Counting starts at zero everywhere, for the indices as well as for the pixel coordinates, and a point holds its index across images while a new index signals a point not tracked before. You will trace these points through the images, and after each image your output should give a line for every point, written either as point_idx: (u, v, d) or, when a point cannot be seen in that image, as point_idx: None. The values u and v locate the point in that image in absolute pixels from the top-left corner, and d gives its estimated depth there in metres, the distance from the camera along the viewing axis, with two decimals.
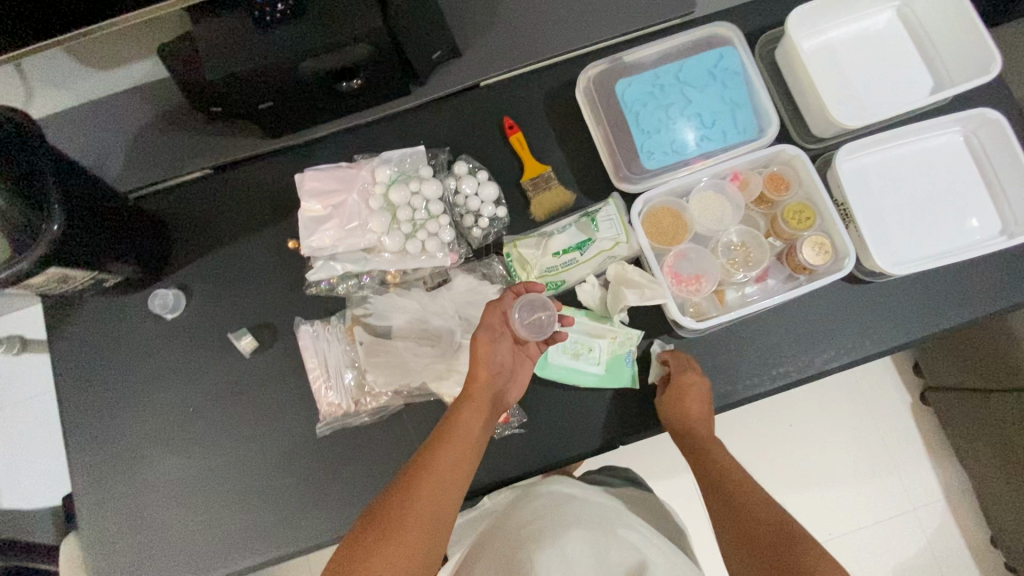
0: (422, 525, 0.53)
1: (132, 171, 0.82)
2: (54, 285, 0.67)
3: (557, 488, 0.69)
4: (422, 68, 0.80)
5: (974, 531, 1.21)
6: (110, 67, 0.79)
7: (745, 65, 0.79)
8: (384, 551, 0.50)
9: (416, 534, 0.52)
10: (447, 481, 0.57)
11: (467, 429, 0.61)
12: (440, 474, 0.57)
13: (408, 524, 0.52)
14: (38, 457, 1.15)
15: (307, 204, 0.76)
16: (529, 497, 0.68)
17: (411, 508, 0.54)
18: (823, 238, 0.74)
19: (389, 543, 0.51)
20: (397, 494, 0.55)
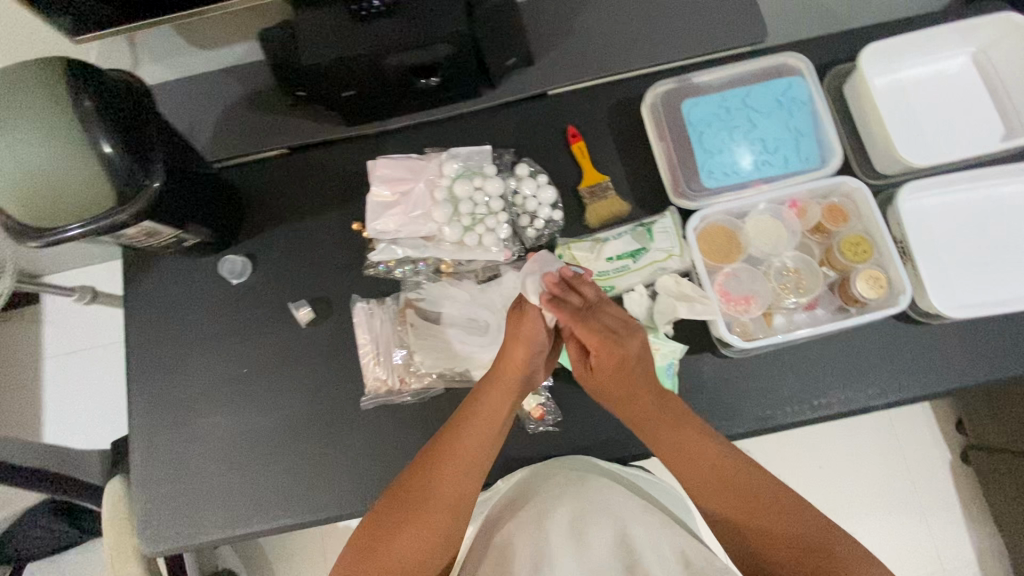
0: (439, 511, 0.63)
1: (218, 143, 0.88)
2: (143, 239, 0.73)
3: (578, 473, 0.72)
4: (496, 71, 0.84)
5: None
6: (211, 46, 0.86)
7: (813, 95, 0.80)
8: (408, 531, 0.62)
9: (435, 518, 0.63)
10: (464, 468, 0.66)
11: (494, 411, 0.68)
12: (459, 461, 0.66)
13: (429, 510, 0.63)
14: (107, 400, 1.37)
15: (377, 189, 0.80)
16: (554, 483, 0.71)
17: (430, 494, 0.64)
18: (878, 272, 0.74)
19: (412, 524, 0.62)
20: (422, 478, 0.64)
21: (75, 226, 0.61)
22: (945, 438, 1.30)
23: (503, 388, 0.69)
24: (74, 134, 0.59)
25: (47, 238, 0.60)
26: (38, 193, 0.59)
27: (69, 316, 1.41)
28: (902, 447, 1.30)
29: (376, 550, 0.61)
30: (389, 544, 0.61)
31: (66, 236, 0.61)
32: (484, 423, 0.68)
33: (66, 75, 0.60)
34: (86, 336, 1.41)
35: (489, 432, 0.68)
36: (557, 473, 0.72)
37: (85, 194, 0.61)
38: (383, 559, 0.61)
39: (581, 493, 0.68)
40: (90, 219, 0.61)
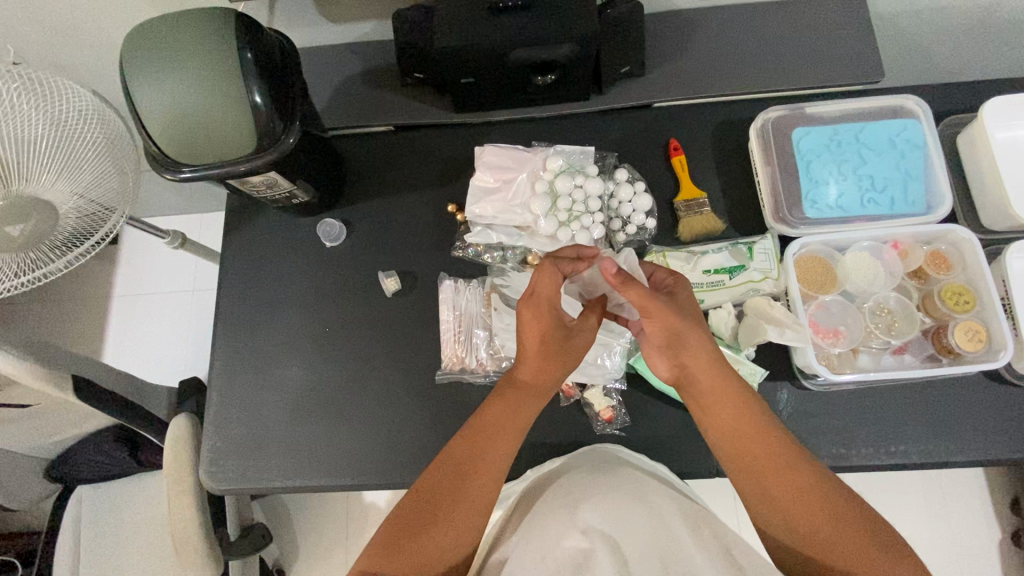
0: (471, 511, 0.61)
1: (331, 111, 0.92)
2: (261, 189, 0.77)
3: (615, 470, 0.68)
4: (610, 78, 0.86)
5: None
6: (342, 21, 0.90)
7: (928, 141, 0.80)
8: (438, 531, 0.59)
9: (467, 519, 0.60)
10: (492, 472, 0.63)
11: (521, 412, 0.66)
12: (487, 466, 0.63)
13: (459, 512, 0.60)
14: (169, 340, 1.43)
15: (480, 174, 0.83)
16: (587, 481, 0.65)
17: (460, 496, 0.61)
18: (978, 325, 0.73)
19: (441, 526, 0.59)
20: (449, 481, 0.62)
21: (188, 168, 0.65)
22: (1000, 515, 1.25)
23: (534, 387, 0.67)
24: (234, 83, 0.64)
25: (183, 174, 0.64)
26: (191, 130, 0.64)
27: (149, 257, 1.49)
28: (954, 519, 1.25)
29: (405, 546, 0.58)
30: (416, 541, 0.58)
31: (182, 178, 0.64)
32: (511, 421, 0.65)
33: (235, 30, 0.65)
34: (161, 278, 1.48)
35: (512, 437, 0.65)
36: (590, 464, 0.71)
37: (221, 141, 0.65)
38: (409, 556, 0.57)
39: (622, 489, 0.62)
40: (210, 165, 0.64)
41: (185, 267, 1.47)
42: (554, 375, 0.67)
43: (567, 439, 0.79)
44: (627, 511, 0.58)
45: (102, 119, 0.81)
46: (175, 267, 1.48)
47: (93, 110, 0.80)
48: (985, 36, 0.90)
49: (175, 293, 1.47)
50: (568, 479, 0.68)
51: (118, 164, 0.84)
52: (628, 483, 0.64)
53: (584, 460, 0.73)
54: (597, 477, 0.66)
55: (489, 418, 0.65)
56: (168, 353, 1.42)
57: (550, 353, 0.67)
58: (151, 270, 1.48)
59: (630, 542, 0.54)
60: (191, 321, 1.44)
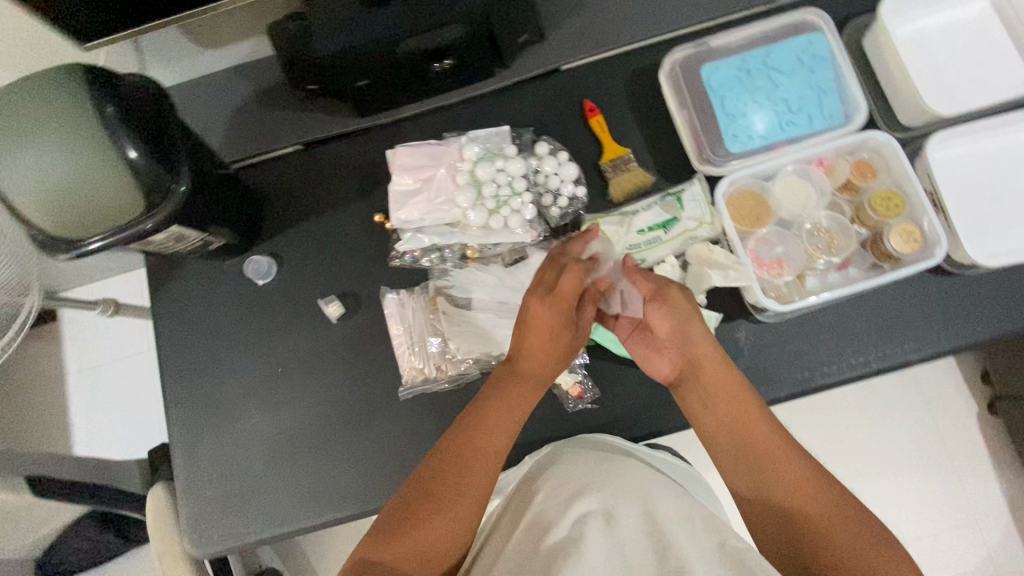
0: (470, 498, 0.59)
1: (232, 144, 0.87)
2: (172, 244, 0.73)
3: (609, 457, 0.69)
4: (509, 50, 0.82)
5: None
6: (217, 45, 0.84)
7: (835, 51, 0.78)
8: (435, 518, 0.57)
9: (465, 505, 0.59)
10: (490, 456, 0.62)
11: (518, 399, 0.65)
12: (482, 451, 0.62)
13: (456, 501, 0.59)
14: (136, 407, 1.38)
15: (398, 178, 0.80)
16: (580, 469, 0.66)
17: (459, 486, 0.59)
18: (912, 226, 0.73)
19: (438, 513, 0.58)
20: (445, 467, 0.60)
21: (95, 241, 0.59)
22: (973, 390, 1.31)
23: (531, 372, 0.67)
24: (106, 141, 0.59)
25: (87, 247, 0.58)
26: (70, 201, 0.59)
27: (89, 328, 1.42)
28: (933, 405, 1.31)
29: (404, 535, 0.56)
30: (415, 531, 0.57)
31: (87, 251, 0.59)
32: (512, 402, 0.65)
33: (89, 83, 0.60)
34: (109, 347, 1.41)
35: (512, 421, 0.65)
36: (580, 451, 0.71)
37: (105, 206, 0.60)
38: (407, 543, 0.56)
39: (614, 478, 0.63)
40: (109, 231, 0.60)
41: (130, 329, 1.41)
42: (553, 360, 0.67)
43: (543, 424, 0.79)
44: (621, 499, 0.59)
45: None
46: (120, 331, 1.41)
47: None
48: None
49: (128, 358, 1.41)
50: (560, 467, 0.68)
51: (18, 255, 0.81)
52: (624, 472, 0.65)
53: (578, 450, 0.72)
54: (595, 464, 0.66)
55: (490, 402, 0.65)
56: (139, 419, 1.38)
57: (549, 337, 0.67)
58: (95, 341, 1.41)
59: (623, 526, 0.55)
60: (152, 382, 1.39)
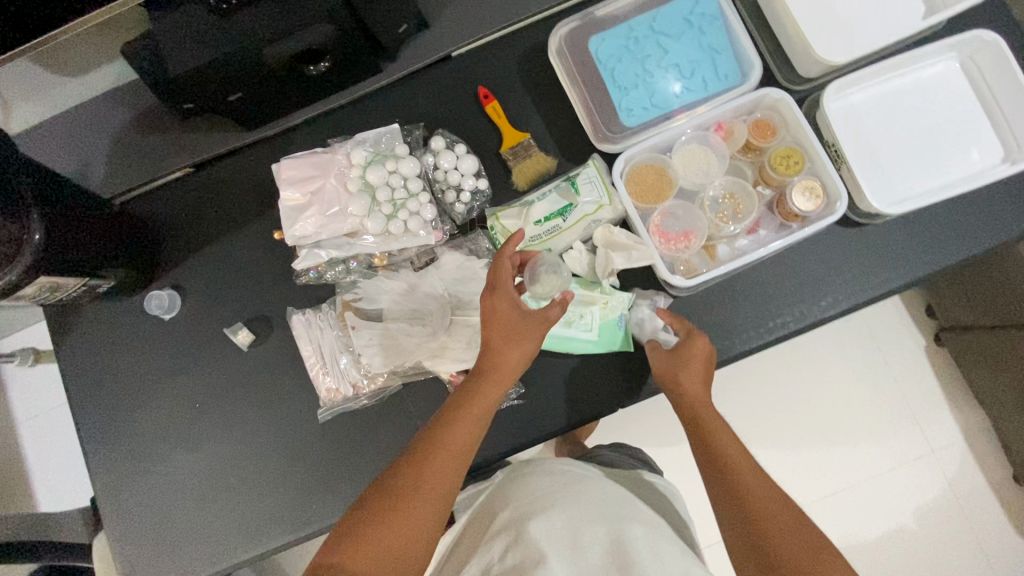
0: (430, 501, 0.56)
1: (115, 175, 0.82)
2: (48, 294, 0.68)
3: (582, 475, 0.69)
4: (391, 44, 0.78)
5: (984, 456, 1.28)
6: (79, 72, 0.79)
7: (724, 8, 0.75)
8: (394, 518, 0.54)
9: (424, 505, 0.55)
10: (459, 453, 0.59)
11: (484, 400, 0.62)
12: (445, 451, 0.58)
13: (416, 500, 0.55)
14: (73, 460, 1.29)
15: (286, 193, 0.76)
16: (554, 485, 0.66)
17: (418, 484, 0.56)
18: (813, 182, 0.72)
19: (395, 514, 0.54)
20: (407, 469, 0.57)
21: None
22: (919, 325, 1.33)
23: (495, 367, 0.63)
24: None
25: None
26: None
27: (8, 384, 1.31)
28: (883, 345, 1.33)
29: (361, 539, 0.53)
30: (371, 532, 0.54)
31: None
32: (477, 398, 0.62)
33: None
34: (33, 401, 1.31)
35: (481, 420, 0.61)
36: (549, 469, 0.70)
37: None
38: (365, 547, 0.53)
39: (587, 500, 0.64)
40: None
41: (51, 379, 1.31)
42: (516, 353, 0.64)
43: None
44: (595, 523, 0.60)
45: None
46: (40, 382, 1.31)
47: None
48: None
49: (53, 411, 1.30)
50: (532, 479, 0.68)
51: None
52: (597, 489, 0.66)
53: (536, 466, 0.71)
54: (568, 480, 0.68)
55: (456, 402, 0.62)
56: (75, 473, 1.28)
57: (509, 329, 0.64)
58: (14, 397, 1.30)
59: (592, 554, 0.57)
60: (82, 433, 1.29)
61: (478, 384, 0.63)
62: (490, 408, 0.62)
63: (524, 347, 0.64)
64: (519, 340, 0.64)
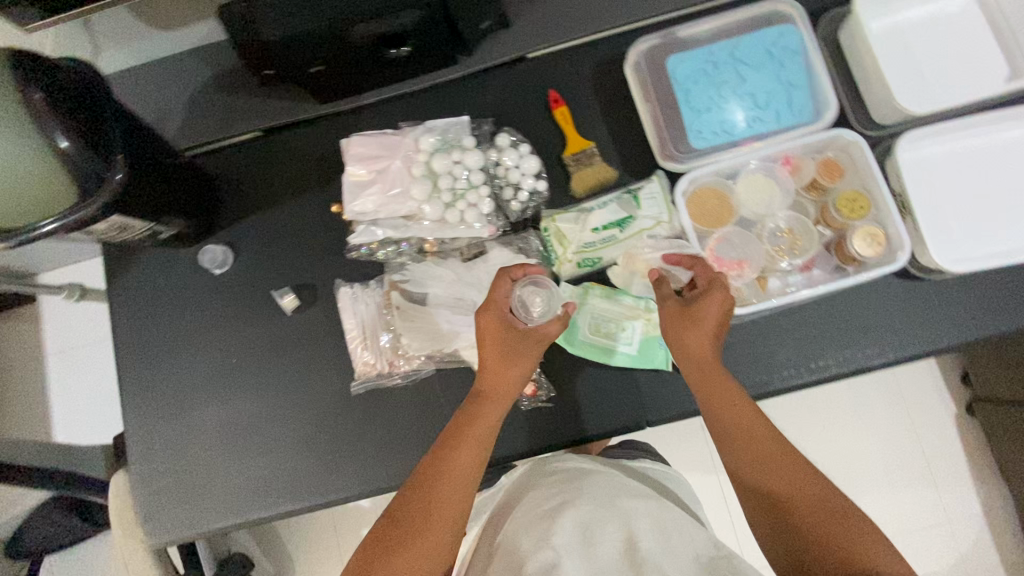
0: (442, 522, 0.58)
1: (188, 129, 0.85)
2: (115, 233, 0.70)
3: (592, 470, 0.71)
4: (471, 38, 0.80)
5: (1004, 536, 1.24)
6: (171, 28, 0.82)
7: (806, 43, 0.76)
8: (409, 550, 0.56)
9: (439, 533, 0.57)
10: (467, 471, 0.61)
11: (485, 418, 0.64)
12: (451, 471, 0.60)
13: (429, 531, 0.57)
14: (95, 397, 1.34)
15: (352, 168, 0.77)
16: (564, 483, 0.67)
17: (428, 507, 0.58)
18: (877, 229, 0.71)
19: (409, 545, 0.56)
20: (414, 496, 0.59)
21: (47, 223, 0.59)
22: (952, 391, 1.30)
23: (494, 389, 0.65)
24: (31, 132, 0.57)
25: (41, 228, 0.58)
26: (7, 190, 0.58)
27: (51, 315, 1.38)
28: (911, 406, 1.30)
29: (377, 567, 0.56)
30: (388, 563, 0.56)
31: (38, 234, 0.58)
32: (477, 420, 0.63)
33: (14, 66, 0.56)
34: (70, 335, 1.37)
35: (482, 440, 0.63)
36: (555, 471, 0.72)
37: (46, 195, 0.59)
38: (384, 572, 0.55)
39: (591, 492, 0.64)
40: (56, 216, 0.59)
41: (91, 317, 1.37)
42: (516, 376, 0.65)
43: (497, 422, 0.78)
44: (599, 512, 0.60)
45: None
46: (80, 318, 1.37)
47: None
48: None
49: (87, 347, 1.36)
50: (540, 484, 0.69)
51: None
52: (602, 481, 0.67)
53: (542, 470, 0.73)
54: (573, 476, 0.69)
55: (457, 424, 0.63)
56: (95, 410, 1.32)
57: (507, 352, 0.66)
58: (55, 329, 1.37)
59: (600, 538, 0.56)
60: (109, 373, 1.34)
61: (477, 405, 0.64)
62: (494, 422, 0.64)
63: (523, 368, 0.65)
64: (516, 357, 0.66)
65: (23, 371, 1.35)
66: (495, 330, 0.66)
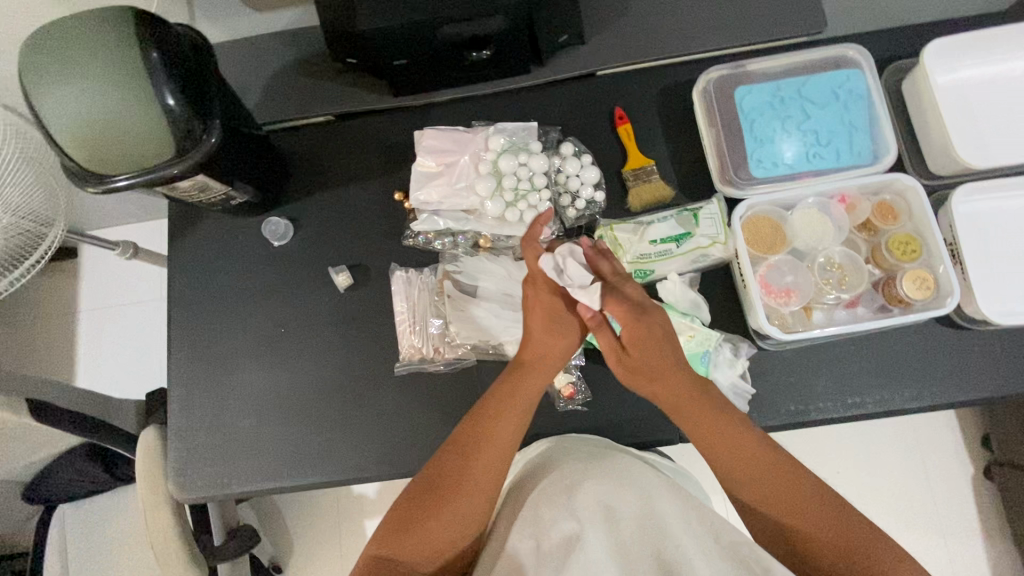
0: (478, 490, 0.62)
1: (266, 106, 0.89)
2: (194, 193, 0.74)
3: (613, 453, 0.70)
4: (548, 50, 0.83)
5: None
6: (264, 10, 0.86)
7: (871, 89, 0.78)
8: (443, 511, 0.60)
9: (472, 499, 0.61)
10: (505, 442, 0.64)
11: (529, 390, 0.66)
12: (492, 441, 0.64)
13: (462, 495, 0.61)
14: (142, 353, 1.45)
15: (423, 159, 0.81)
16: (583, 460, 0.67)
17: (464, 475, 0.62)
18: (926, 273, 0.73)
19: (444, 507, 0.60)
20: (453, 463, 0.63)
21: (123, 177, 0.62)
22: (970, 451, 1.29)
23: (535, 359, 0.68)
24: (145, 89, 0.61)
25: (114, 181, 0.61)
26: (111, 139, 0.61)
27: (110, 272, 1.49)
28: (927, 461, 1.29)
29: (411, 530, 0.60)
30: (422, 525, 0.60)
31: (115, 186, 0.61)
32: (518, 388, 0.66)
33: (139, 26, 0.61)
34: (125, 292, 1.48)
35: (520, 408, 0.65)
36: (577, 449, 0.71)
37: (145, 146, 0.62)
38: (417, 535, 0.60)
39: (606, 473, 0.63)
40: (140, 171, 0.62)
41: (146, 278, 1.48)
42: (559, 348, 0.68)
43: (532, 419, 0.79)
44: (614, 495, 0.59)
45: (19, 136, 0.78)
46: (135, 278, 1.48)
47: (11, 127, 0.77)
48: None
49: (141, 304, 1.47)
50: (557, 460, 0.69)
51: (42, 178, 0.82)
52: (619, 463, 0.66)
53: (564, 446, 0.72)
54: (588, 456, 0.69)
55: (498, 393, 0.66)
56: (144, 364, 1.44)
57: (552, 324, 0.68)
58: (113, 285, 1.48)
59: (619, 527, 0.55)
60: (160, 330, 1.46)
61: (518, 375, 0.67)
62: (536, 391, 0.67)
63: (566, 342, 0.68)
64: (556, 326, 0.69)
65: (82, 322, 1.47)
66: (543, 302, 0.69)
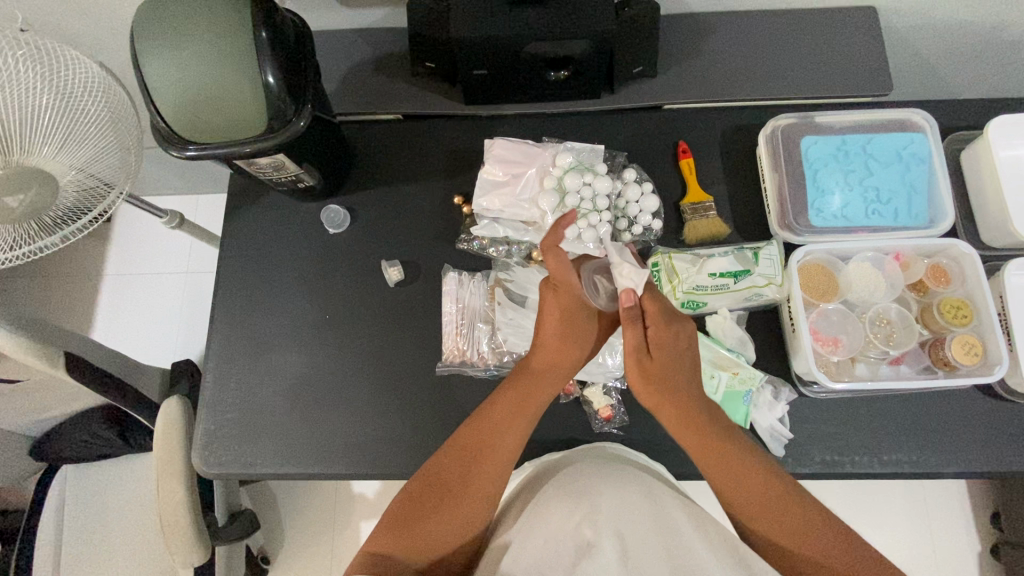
0: (476, 497, 0.62)
1: (338, 96, 0.90)
2: (269, 171, 0.76)
3: (625, 461, 0.70)
4: (621, 78, 0.85)
5: None
6: (353, 7, 0.88)
7: (934, 154, 0.80)
8: (439, 514, 0.60)
9: (469, 505, 0.61)
10: (507, 449, 0.64)
11: (541, 396, 0.66)
12: (495, 446, 0.64)
13: (462, 500, 0.61)
14: (163, 323, 1.44)
15: (490, 167, 0.85)
16: (601, 464, 0.67)
17: (465, 480, 0.62)
18: (975, 339, 0.74)
19: (447, 509, 0.60)
20: (453, 467, 0.63)
21: (193, 146, 0.63)
22: (979, 528, 1.27)
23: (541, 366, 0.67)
24: (250, 65, 0.63)
25: (190, 150, 0.63)
26: (206, 110, 0.63)
27: (143, 239, 1.50)
28: (935, 532, 1.27)
29: (415, 528, 0.59)
30: (419, 526, 0.59)
31: (187, 155, 0.63)
32: (523, 398, 0.66)
33: (253, 7, 0.63)
34: (154, 261, 1.49)
35: (524, 419, 0.65)
36: (590, 456, 0.71)
37: (238, 120, 0.64)
38: (417, 534, 0.59)
39: (622, 477, 0.62)
40: (219, 143, 0.64)
41: (178, 249, 1.49)
42: (573, 357, 0.67)
43: (566, 435, 0.79)
44: (631, 500, 0.58)
45: (108, 95, 0.77)
46: (167, 248, 1.49)
47: (100, 84, 0.76)
48: (992, 56, 0.90)
49: (169, 275, 1.48)
50: (570, 467, 0.69)
51: (121, 139, 0.78)
52: (635, 470, 0.66)
53: (582, 454, 0.73)
54: (602, 462, 0.68)
55: (504, 398, 0.66)
56: (163, 334, 1.44)
57: (568, 334, 0.67)
58: (143, 253, 1.49)
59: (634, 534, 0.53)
60: (185, 303, 1.46)
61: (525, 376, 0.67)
62: (541, 399, 0.67)
63: (580, 349, 0.67)
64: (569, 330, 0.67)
65: (108, 286, 1.48)
66: (563, 305, 0.67)
